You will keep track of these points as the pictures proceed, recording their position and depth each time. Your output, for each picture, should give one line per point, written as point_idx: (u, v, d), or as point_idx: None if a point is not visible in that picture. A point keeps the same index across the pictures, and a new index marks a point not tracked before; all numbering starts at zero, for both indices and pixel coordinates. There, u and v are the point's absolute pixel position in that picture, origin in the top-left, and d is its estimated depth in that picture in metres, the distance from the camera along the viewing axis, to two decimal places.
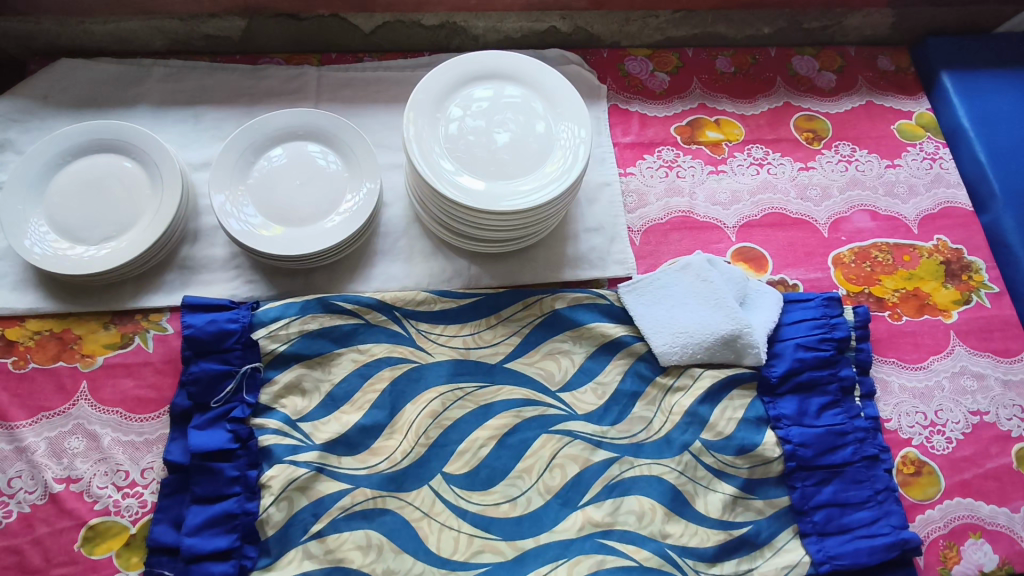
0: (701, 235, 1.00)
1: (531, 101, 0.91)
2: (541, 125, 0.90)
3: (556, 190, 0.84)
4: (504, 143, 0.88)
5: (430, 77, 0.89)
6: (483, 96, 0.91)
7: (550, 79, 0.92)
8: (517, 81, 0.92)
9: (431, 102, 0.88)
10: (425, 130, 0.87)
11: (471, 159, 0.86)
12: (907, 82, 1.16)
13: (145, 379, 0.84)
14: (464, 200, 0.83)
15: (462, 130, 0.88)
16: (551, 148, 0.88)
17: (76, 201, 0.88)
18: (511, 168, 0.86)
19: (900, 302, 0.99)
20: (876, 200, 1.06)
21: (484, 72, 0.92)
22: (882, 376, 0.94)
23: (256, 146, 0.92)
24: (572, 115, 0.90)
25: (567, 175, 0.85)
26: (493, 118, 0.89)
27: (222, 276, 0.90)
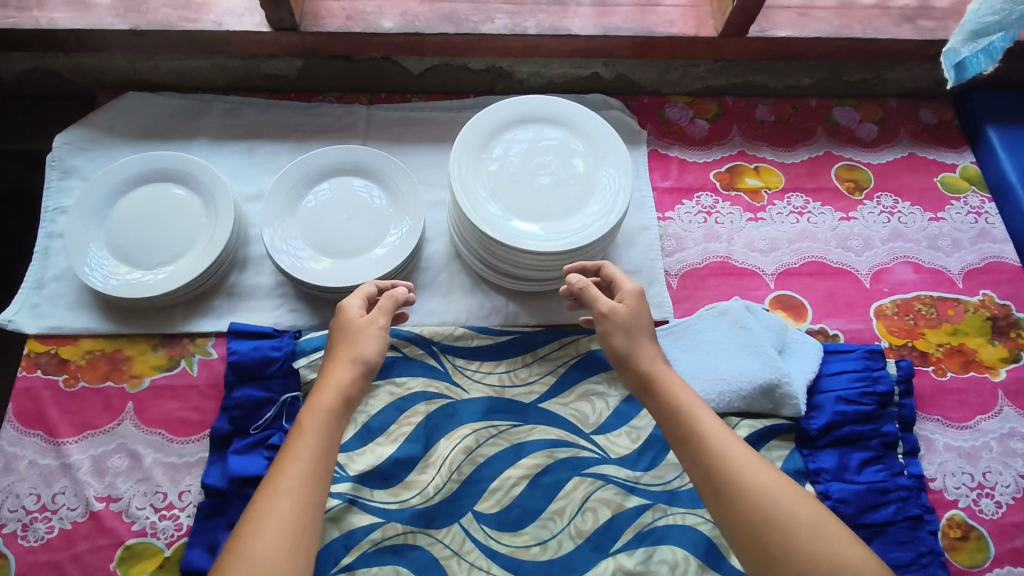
0: (739, 281, 1.00)
1: (573, 145, 0.93)
2: (583, 168, 0.91)
3: (597, 232, 0.84)
4: (544, 186, 0.90)
5: (475, 119, 0.92)
6: (527, 139, 0.93)
7: (592, 123, 0.94)
8: (560, 125, 0.94)
9: (476, 144, 0.91)
10: (470, 171, 0.89)
11: (513, 199, 0.88)
12: (950, 135, 1.16)
13: (189, 402, 0.85)
14: (505, 240, 0.84)
15: (505, 172, 0.90)
16: (592, 190, 0.89)
17: (135, 227, 0.91)
18: (552, 209, 0.88)
19: (945, 357, 0.97)
20: (918, 253, 1.04)
21: (528, 114, 0.94)
22: (926, 434, 0.91)
23: (306, 180, 0.95)
24: (615, 159, 0.91)
25: (609, 217, 0.85)
26: (537, 161, 0.92)
27: (268, 304, 0.92)
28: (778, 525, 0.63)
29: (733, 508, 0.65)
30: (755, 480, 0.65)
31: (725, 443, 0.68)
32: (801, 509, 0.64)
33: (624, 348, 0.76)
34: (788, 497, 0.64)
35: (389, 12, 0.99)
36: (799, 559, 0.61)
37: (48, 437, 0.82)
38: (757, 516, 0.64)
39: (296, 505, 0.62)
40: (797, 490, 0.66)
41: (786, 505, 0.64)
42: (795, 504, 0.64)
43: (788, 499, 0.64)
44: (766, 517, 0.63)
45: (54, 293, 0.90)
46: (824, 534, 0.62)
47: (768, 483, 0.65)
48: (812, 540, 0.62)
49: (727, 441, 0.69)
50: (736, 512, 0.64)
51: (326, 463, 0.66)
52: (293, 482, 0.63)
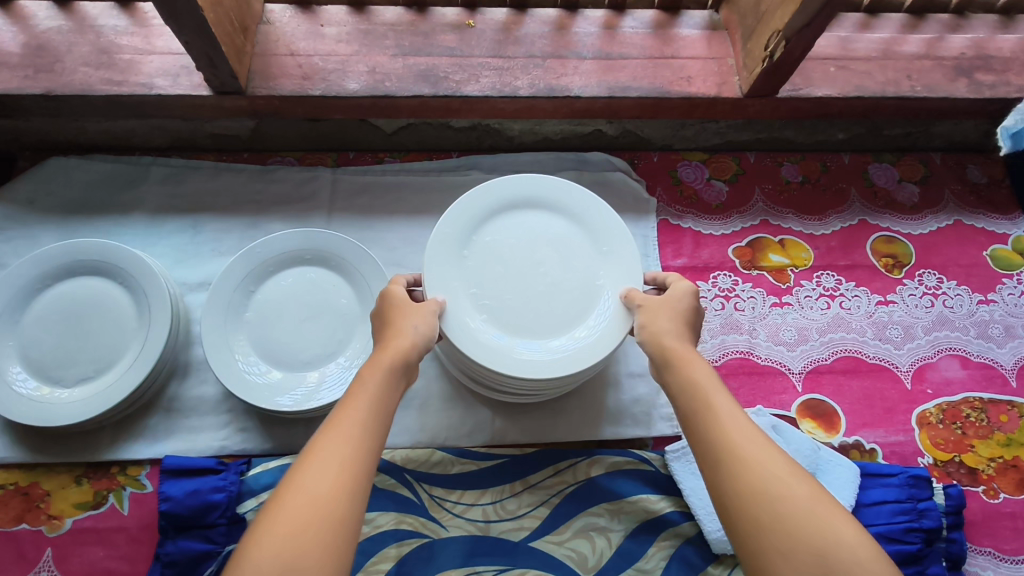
0: (762, 382, 0.87)
1: (570, 236, 0.79)
2: (582, 266, 0.77)
3: (602, 351, 0.70)
4: (537, 287, 0.76)
5: (454, 207, 0.77)
6: (516, 229, 0.79)
7: (591, 208, 0.80)
8: (554, 211, 0.81)
9: (455, 238, 0.76)
10: (449, 272, 0.74)
11: (501, 308, 0.74)
12: (1001, 198, 1.02)
13: (117, 550, 0.73)
14: (493, 363, 0.69)
15: (491, 271, 0.76)
16: (594, 296, 0.75)
17: (54, 335, 0.78)
18: (546, 320, 0.74)
19: (997, 474, 0.84)
20: (966, 343, 0.91)
21: (515, 200, 0.80)
22: (977, 571, 0.79)
23: (259, 272, 0.81)
24: (620, 254, 0.77)
25: (615, 331, 0.71)
26: (528, 256, 0.77)
27: (213, 420, 0.79)
28: (771, 501, 0.49)
29: (720, 482, 0.52)
30: (752, 451, 0.52)
31: (723, 414, 0.56)
32: (795, 484, 0.50)
33: (666, 326, 0.67)
34: (776, 470, 0.51)
35: (354, 70, 0.84)
36: (781, 544, 0.47)
37: None
38: (746, 489, 0.50)
39: (355, 446, 0.51)
40: (799, 469, 0.51)
41: (776, 479, 0.50)
42: (797, 485, 0.50)
43: (780, 473, 0.50)
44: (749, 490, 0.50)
45: None
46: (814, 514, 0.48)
47: (759, 455, 0.52)
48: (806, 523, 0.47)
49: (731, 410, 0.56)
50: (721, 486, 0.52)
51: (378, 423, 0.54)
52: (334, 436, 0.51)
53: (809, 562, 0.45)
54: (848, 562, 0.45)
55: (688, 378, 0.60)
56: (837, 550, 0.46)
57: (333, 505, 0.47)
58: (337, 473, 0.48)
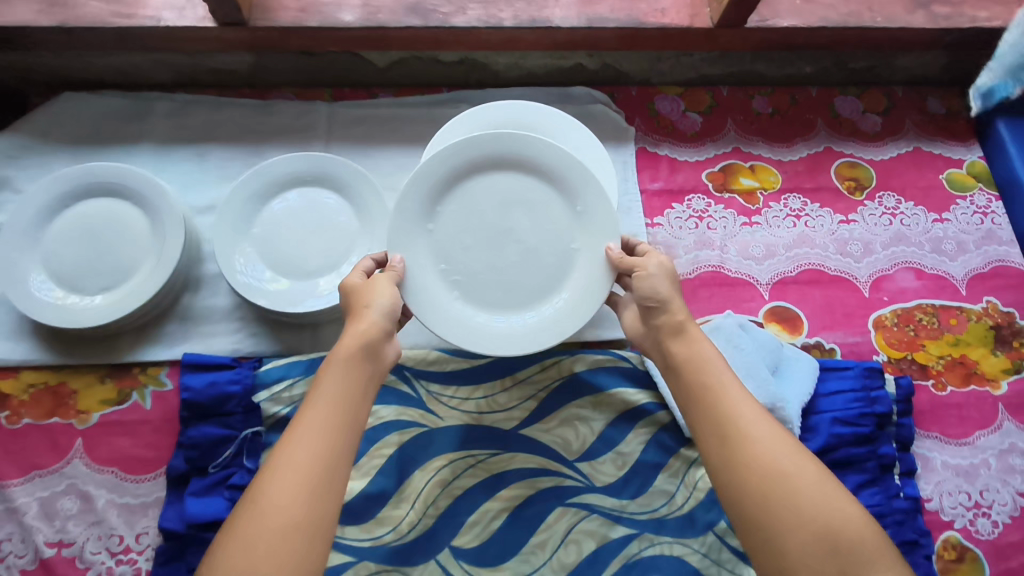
0: (732, 292, 0.94)
1: (542, 197, 0.79)
2: (556, 229, 0.79)
3: (570, 325, 0.75)
4: (509, 252, 0.79)
5: (415, 176, 0.76)
6: (483, 192, 0.79)
7: (564, 162, 0.78)
8: (524, 167, 0.79)
9: (419, 209, 0.77)
10: (415, 246, 0.76)
11: (472, 279, 0.78)
12: (958, 127, 1.09)
13: (142, 439, 0.80)
14: (467, 341, 0.74)
15: (460, 241, 0.78)
16: (567, 264, 0.78)
17: (75, 249, 0.84)
18: (516, 291, 0.78)
19: (945, 370, 0.93)
20: (921, 258, 0.99)
21: (481, 159, 0.79)
22: (924, 452, 0.89)
23: (263, 192, 0.87)
24: (595, 216, 0.77)
25: (585, 308, 0.75)
26: (498, 221, 0.79)
27: (225, 327, 0.86)
28: (780, 476, 0.55)
29: (732, 453, 0.57)
30: (758, 430, 0.58)
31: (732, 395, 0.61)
32: (798, 462, 0.56)
33: (664, 292, 0.70)
34: (782, 449, 0.56)
35: (348, 3, 0.90)
36: (787, 513, 0.53)
37: None
38: (756, 465, 0.56)
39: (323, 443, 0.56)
40: (800, 447, 0.57)
41: (783, 456, 0.56)
42: (782, 446, 0.57)
43: (785, 450, 0.56)
44: (761, 465, 0.56)
45: None
46: (819, 489, 0.54)
47: (768, 434, 0.57)
48: (812, 499, 0.53)
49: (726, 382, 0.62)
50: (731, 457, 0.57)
51: (346, 416, 0.58)
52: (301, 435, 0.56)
53: (813, 531, 0.52)
54: (845, 530, 0.51)
55: (688, 350, 0.66)
56: (831, 519, 0.52)
57: (296, 512, 0.52)
58: (297, 489, 0.53)
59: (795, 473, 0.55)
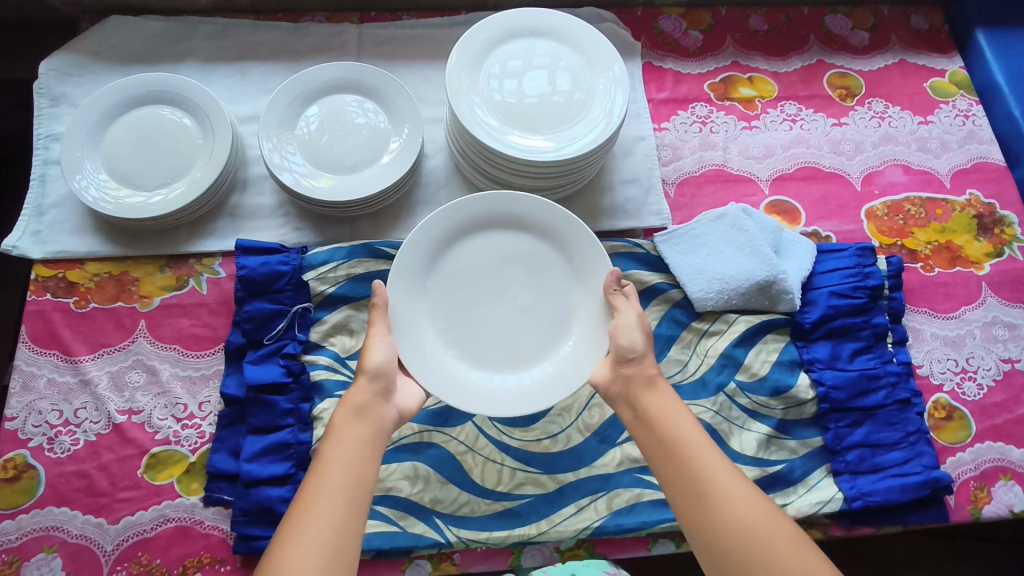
0: (735, 188, 1.02)
1: (536, 254, 0.88)
2: (552, 286, 0.87)
3: (572, 378, 0.80)
4: (505, 316, 0.86)
5: (418, 232, 0.84)
6: (480, 252, 0.87)
7: (555, 222, 0.87)
8: (519, 228, 0.88)
9: (419, 269, 0.85)
10: (416, 305, 0.84)
11: (470, 340, 0.84)
12: (940, 40, 1.17)
13: (200, 319, 0.87)
14: (465, 399, 0.79)
15: (458, 300, 0.86)
16: (563, 324, 0.85)
17: (131, 150, 0.90)
18: (516, 350, 0.84)
19: (933, 254, 1.00)
20: (908, 155, 1.06)
21: (478, 219, 0.87)
22: (915, 325, 0.95)
23: (304, 97, 0.94)
24: (590, 270, 0.85)
25: (580, 368, 0.81)
26: (495, 280, 0.87)
27: (271, 222, 0.93)
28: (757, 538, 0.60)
29: (708, 518, 0.62)
30: (734, 491, 0.63)
31: (707, 452, 0.66)
32: (771, 522, 0.61)
33: (640, 344, 0.76)
34: (757, 510, 0.62)
35: None
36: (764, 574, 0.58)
37: (64, 355, 0.84)
38: (730, 526, 0.61)
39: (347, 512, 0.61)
40: (771, 504, 0.63)
41: (757, 515, 0.61)
42: (748, 494, 0.63)
43: (758, 511, 0.61)
44: (735, 524, 0.61)
45: (54, 220, 0.90)
46: (791, 543, 0.60)
47: (741, 491, 0.63)
48: (787, 560, 0.59)
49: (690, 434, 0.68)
50: (708, 519, 0.62)
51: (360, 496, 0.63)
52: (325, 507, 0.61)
53: None
54: None
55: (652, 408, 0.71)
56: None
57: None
58: (323, 558, 0.57)
59: (766, 528, 0.60)
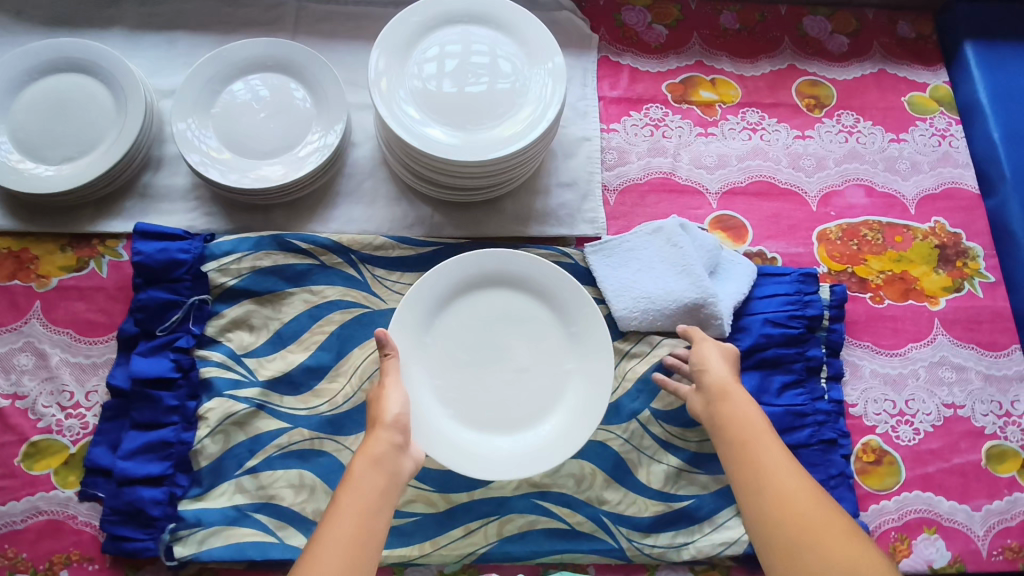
0: (681, 199, 0.96)
1: (535, 314, 0.82)
2: (552, 348, 0.81)
3: (566, 450, 0.75)
4: (504, 378, 0.79)
5: (420, 282, 0.78)
6: (479, 309, 0.82)
7: (555, 282, 0.81)
8: (518, 286, 0.83)
9: (417, 321, 0.79)
10: (412, 360, 0.78)
11: (467, 401, 0.78)
12: (926, 51, 1.08)
13: (96, 304, 0.84)
14: (458, 464, 0.73)
15: (456, 358, 0.79)
16: (558, 389, 0.79)
17: (41, 120, 0.86)
18: (513, 415, 0.78)
19: (885, 284, 0.94)
20: (873, 175, 0.99)
21: (478, 274, 0.82)
22: (854, 360, 0.90)
23: (226, 74, 0.88)
24: (590, 334, 0.79)
25: (573, 438, 0.75)
26: (494, 339, 0.81)
27: (182, 206, 0.88)
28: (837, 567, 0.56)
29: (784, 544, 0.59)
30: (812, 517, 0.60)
31: (784, 475, 0.64)
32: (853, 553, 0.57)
33: (710, 357, 0.76)
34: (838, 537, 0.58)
35: None
36: None
37: None
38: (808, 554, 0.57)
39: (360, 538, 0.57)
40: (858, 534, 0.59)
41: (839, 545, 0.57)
42: (815, 505, 0.61)
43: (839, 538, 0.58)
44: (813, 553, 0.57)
45: None
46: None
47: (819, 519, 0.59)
48: None
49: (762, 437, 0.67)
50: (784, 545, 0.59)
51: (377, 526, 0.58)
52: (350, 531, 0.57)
53: None
54: None
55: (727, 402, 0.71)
56: None
57: None
58: None
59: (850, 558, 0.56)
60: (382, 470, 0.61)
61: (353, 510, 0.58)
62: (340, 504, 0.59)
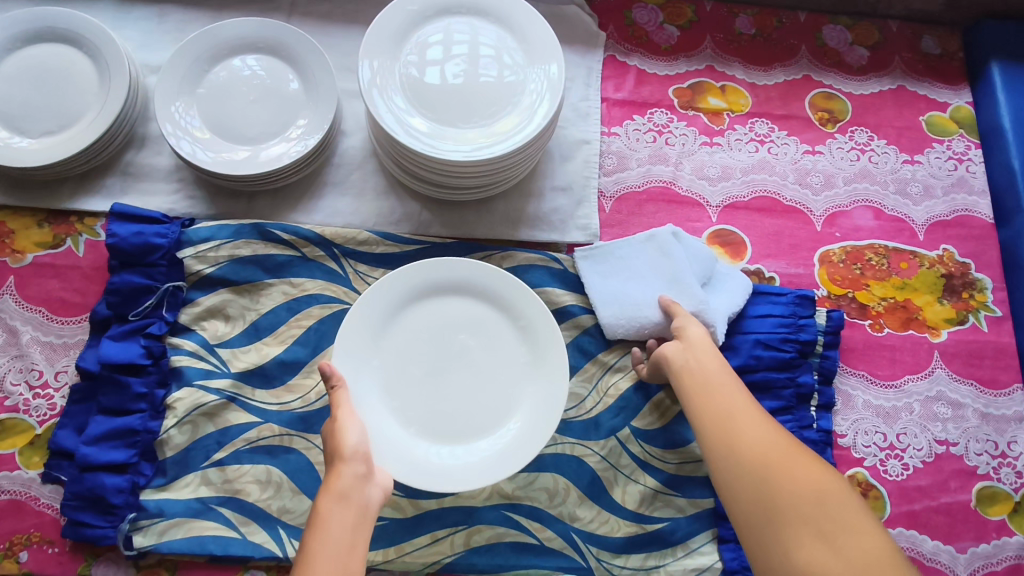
0: (679, 210, 0.92)
1: (487, 320, 0.80)
2: (505, 347, 0.79)
3: (525, 453, 0.72)
4: (459, 389, 0.77)
5: (362, 302, 0.76)
6: (429, 320, 0.79)
7: (495, 279, 0.79)
8: (463, 290, 0.80)
9: (366, 342, 0.76)
10: (365, 382, 0.75)
11: (426, 414, 0.76)
12: (949, 70, 1.03)
13: (71, 284, 0.81)
14: (417, 479, 0.70)
15: (409, 374, 0.77)
16: (513, 393, 0.77)
17: (23, 90, 0.83)
18: (470, 425, 0.76)
19: (886, 312, 0.90)
20: (883, 197, 0.95)
21: (425, 286, 0.80)
22: (846, 389, 0.86)
23: (215, 54, 0.86)
24: (537, 322, 0.78)
25: (533, 438, 0.74)
26: (447, 348, 0.79)
27: (164, 186, 0.86)
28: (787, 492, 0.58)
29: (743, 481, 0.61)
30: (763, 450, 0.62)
31: (742, 420, 0.65)
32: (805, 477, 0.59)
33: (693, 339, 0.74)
34: (787, 463, 0.60)
35: None
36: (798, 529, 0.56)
37: None
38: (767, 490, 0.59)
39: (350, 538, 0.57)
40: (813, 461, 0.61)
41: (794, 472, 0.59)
42: (778, 446, 0.62)
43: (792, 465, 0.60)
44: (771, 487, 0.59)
45: None
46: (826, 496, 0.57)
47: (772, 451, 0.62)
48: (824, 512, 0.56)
49: (739, 408, 0.67)
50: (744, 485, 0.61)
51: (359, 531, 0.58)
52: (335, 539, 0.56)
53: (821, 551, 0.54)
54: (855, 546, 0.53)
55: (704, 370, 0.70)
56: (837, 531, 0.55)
57: None
58: None
59: (805, 483, 0.58)
60: (350, 505, 0.60)
61: (333, 546, 0.56)
62: (311, 545, 0.56)
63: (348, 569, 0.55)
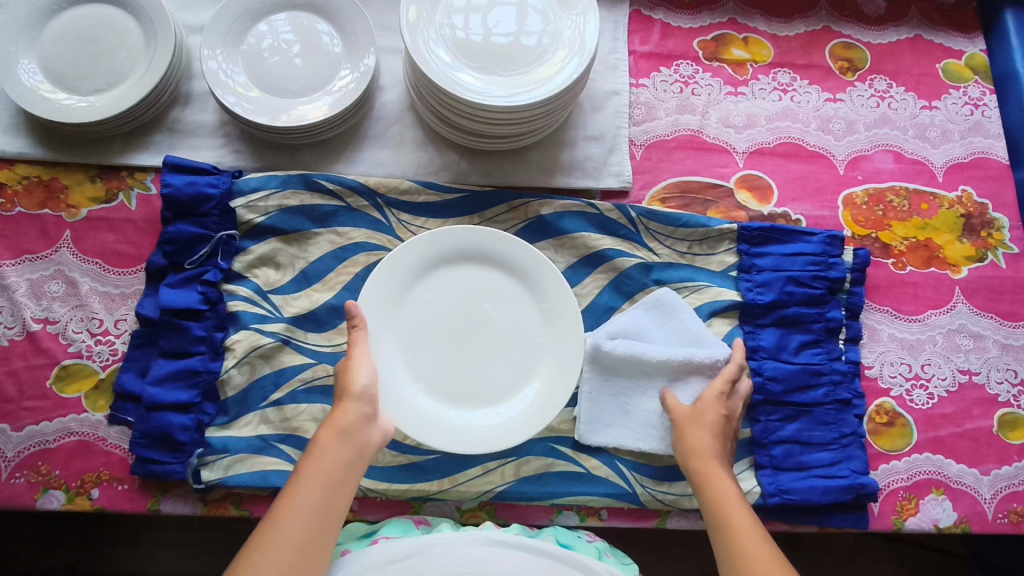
0: (707, 157, 0.95)
1: (507, 286, 0.80)
2: (525, 321, 0.80)
3: (541, 419, 0.74)
4: (475, 352, 0.79)
5: (388, 261, 0.76)
6: (451, 285, 0.80)
7: (527, 256, 0.79)
8: (483, 257, 0.81)
9: (387, 299, 0.77)
10: (385, 338, 0.76)
11: (442, 375, 0.77)
12: (965, 18, 1.06)
13: (126, 236, 0.85)
14: (432, 437, 0.72)
15: (426, 336, 0.78)
16: (531, 358, 0.79)
17: (70, 50, 0.85)
18: (486, 386, 0.78)
19: (908, 251, 0.93)
20: (903, 141, 0.98)
21: (447, 249, 0.80)
22: (872, 323, 0.90)
23: (256, 10, 0.88)
24: (561, 306, 0.78)
25: (548, 406, 0.75)
26: (467, 315, 0.79)
27: (210, 142, 0.88)
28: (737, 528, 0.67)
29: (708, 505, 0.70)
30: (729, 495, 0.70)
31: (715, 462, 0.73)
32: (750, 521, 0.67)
33: (699, 445, 0.74)
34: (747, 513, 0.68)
35: None
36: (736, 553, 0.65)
37: None
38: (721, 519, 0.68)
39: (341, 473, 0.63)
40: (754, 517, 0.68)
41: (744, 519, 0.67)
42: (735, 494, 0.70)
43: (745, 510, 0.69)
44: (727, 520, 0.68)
45: None
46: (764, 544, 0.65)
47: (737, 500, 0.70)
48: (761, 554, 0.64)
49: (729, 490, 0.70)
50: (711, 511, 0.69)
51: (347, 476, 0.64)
52: (323, 473, 0.63)
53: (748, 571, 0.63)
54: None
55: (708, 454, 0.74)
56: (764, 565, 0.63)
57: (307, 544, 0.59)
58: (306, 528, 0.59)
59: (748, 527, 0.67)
60: (348, 442, 0.65)
61: (321, 478, 0.62)
62: (304, 473, 0.63)
63: (328, 502, 0.62)
